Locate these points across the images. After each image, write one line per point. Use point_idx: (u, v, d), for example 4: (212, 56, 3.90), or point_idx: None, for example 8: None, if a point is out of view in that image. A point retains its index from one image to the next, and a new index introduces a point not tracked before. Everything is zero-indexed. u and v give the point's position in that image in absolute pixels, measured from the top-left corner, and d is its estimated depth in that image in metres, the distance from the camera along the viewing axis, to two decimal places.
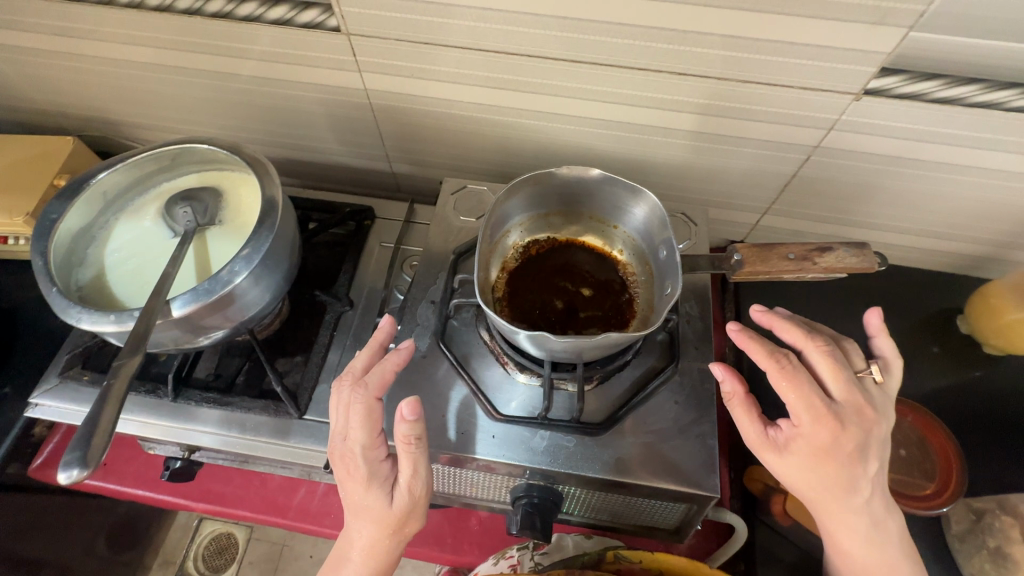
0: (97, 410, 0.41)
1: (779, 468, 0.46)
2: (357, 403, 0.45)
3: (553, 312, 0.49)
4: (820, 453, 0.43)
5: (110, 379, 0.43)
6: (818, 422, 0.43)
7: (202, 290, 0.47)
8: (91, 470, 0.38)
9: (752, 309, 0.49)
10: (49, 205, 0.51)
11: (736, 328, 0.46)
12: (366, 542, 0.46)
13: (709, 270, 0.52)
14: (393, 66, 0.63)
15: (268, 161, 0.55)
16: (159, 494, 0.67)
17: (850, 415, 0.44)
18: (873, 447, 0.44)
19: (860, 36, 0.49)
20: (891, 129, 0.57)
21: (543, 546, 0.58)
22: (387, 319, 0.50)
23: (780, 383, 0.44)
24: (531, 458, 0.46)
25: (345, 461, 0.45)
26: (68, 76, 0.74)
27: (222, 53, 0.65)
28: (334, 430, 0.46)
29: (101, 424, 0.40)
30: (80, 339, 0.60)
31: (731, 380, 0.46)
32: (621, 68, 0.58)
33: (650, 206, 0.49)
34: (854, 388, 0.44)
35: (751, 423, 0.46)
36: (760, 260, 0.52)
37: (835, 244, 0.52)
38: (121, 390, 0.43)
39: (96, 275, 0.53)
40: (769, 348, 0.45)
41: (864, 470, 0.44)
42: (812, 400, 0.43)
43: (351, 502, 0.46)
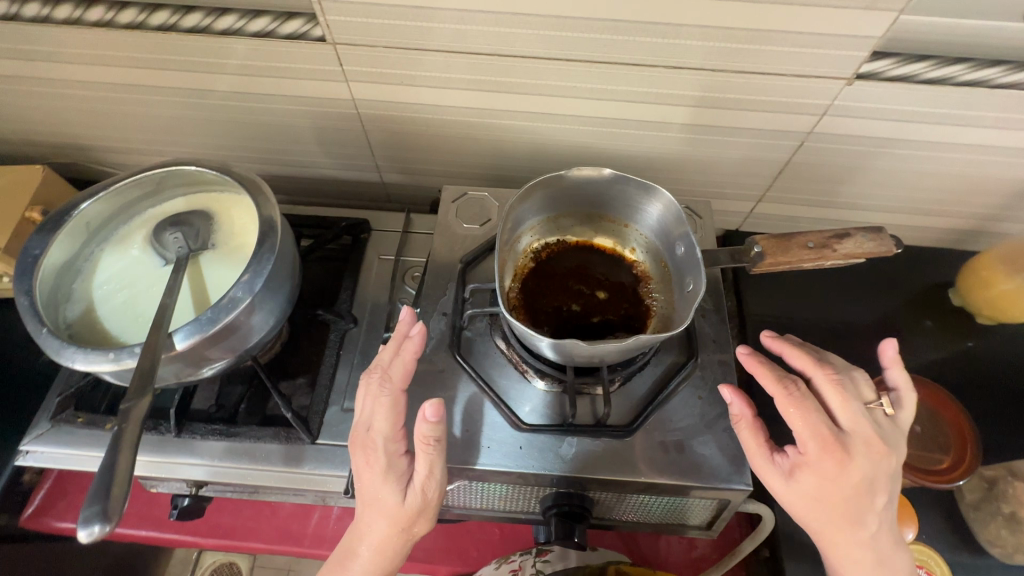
0: (111, 457, 0.39)
1: (784, 497, 0.44)
2: (382, 395, 0.44)
3: (572, 317, 0.48)
4: (826, 484, 0.42)
5: (121, 423, 0.40)
6: (825, 450, 0.42)
7: (205, 319, 0.45)
8: (114, 524, 0.36)
9: (764, 334, 0.50)
10: (30, 240, 0.48)
11: (745, 351, 0.47)
12: (375, 537, 0.45)
13: (729, 264, 0.52)
14: (381, 75, 0.61)
15: (263, 180, 0.53)
16: (165, 532, 0.64)
17: (859, 447, 0.42)
18: (880, 478, 0.42)
19: (852, 22, 0.49)
20: (882, 111, 0.58)
21: (546, 553, 0.58)
22: (407, 309, 0.48)
23: (787, 406, 0.43)
24: (561, 467, 0.45)
25: (366, 449, 0.44)
26: (31, 102, 0.70)
27: (201, 70, 0.63)
28: (356, 419, 0.46)
29: (118, 471, 0.38)
30: (70, 379, 0.57)
31: (739, 402, 0.45)
32: (615, 65, 0.58)
33: (664, 203, 0.48)
34: (863, 420, 0.43)
35: (757, 449, 0.45)
36: (781, 251, 0.52)
37: (852, 229, 0.53)
38: (134, 433, 0.40)
39: (85, 311, 0.51)
40: (776, 372, 0.45)
41: (871, 500, 0.43)
42: (818, 427, 0.42)
43: (365, 491, 0.45)
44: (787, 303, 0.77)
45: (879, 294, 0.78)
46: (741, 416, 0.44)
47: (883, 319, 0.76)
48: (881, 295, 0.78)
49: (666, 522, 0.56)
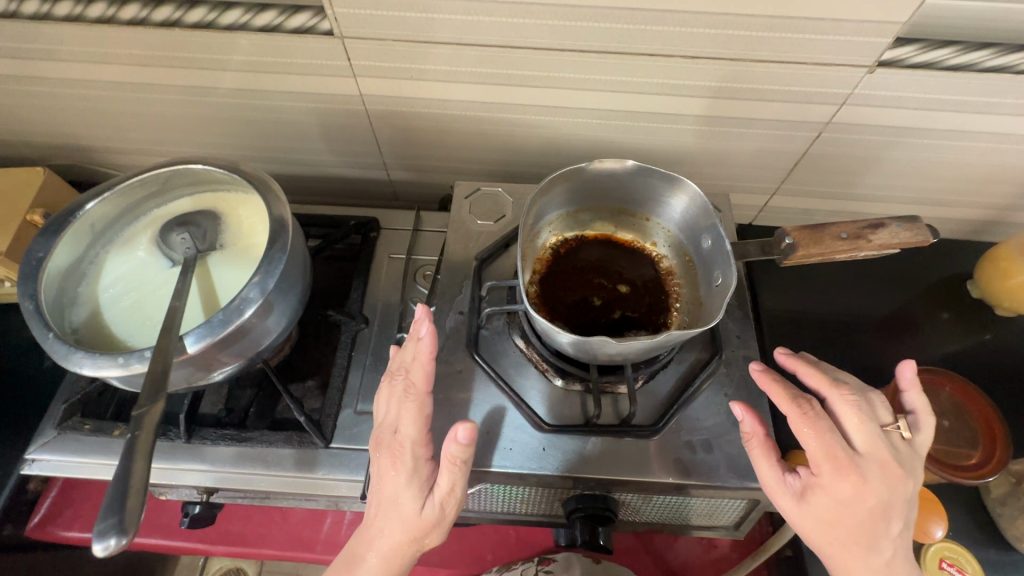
0: (125, 465, 0.37)
1: (794, 521, 0.41)
2: (409, 399, 0.43)
3: (595, 313, 0.47)
4: (839, 508, 0.40)
5: (133, 430, 0.39)
6: (838, 471, 0.40)
7: (216, 322, 0.43)
8: (131, 536, 0.34)
9: (777, 352, 0.48)
10: (34, 243, 0.47)
11: (757, 367, 0.45)
12: (388, 545, 0.43)
13: (758, 257, 0.51)
14: (391, 69, 0.60)
15: (272, 178, 0.52)
16: (174, 540, 0.63)
17: (875, 470, 0.40)
18: (897, 503, 0.40)
19: (877, 7, 0.48)
20: (903, 99, 0.57)
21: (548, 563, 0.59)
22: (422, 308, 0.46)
23: (801, 425, 0.41)
24: (586, 468, 0.44)
25: (393, 450, 0.43)
26: (32, 102, 0.68)
27: (204, 66, 0.61)
28: (381, 421, 0.45)
29: (134, 480, 0.36)
30: (75, 385, 0.56)
31: (751, 419, 0.43)
32: (630, 56, 0.56)
33: (690, 195, 0.47)
34: (879, 442, 0.41)
35: (767, 469, 0.42)
36: (813, 241, 0.51)
37: (886, 219, 0.52)
38: (148, 440, 0.39)
39: (92, 315, 0.49)
40: (790, 390, 0.43)
41: (887, 527, 0.40)
42: (832, 448, 0.40)
43: (382, 493, 0.43)
44: (803, 298, 0.76)
45: (896, 287, 0.77)
46: (752, 434, 0.42)
47: (900, 312, 0.75)
48: (897, 289, 0.77)
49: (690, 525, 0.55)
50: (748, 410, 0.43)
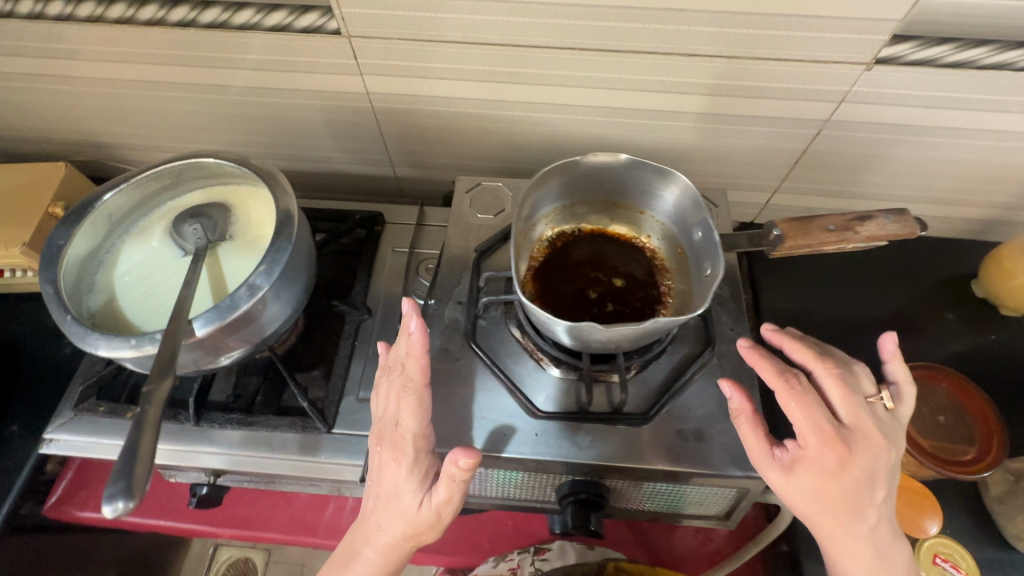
0: (134, 437, 0.39)
1: (783, 494, 0.43)
2: (409, 395, 0.44)
3: (588, 304, 0.48)
4: (826, 480, 0.41)
5: (143, 405, 0.40)
6: (824, 443, 0.41)
7: (223, 307, 0.45)
8: (137, 502, 0.36)
9: (763, 327, 0.50)
10: (55, 231, 0.49)
11: (746, 343, 0.46)
12: (386, 538, 0.45)
13: (747, 248, 0.51)
14: (396, 67, 0.62)
15: (280, 172, 0.54)
16: (183, 522, 0.65)
17: (859, 442, 0.42)
18: (881, 472, 0.42)
19: (872, 5, 0.49)
20: (903, 97, 0.57)
21: (544, 551, 0.61)
22: (409, 300, 0.45)
23: (788, 400, 0.43)
24: (578, 455, 0.45)
25: (395, 444, 0.44)
26: (55, 100, 0.71)
27: (218, 65, 0.63)
28: (383, 414, 0.46)
29: (142, 452, 0.38)
30: (92, 369, 0.58)
31: (740, 397, 0.43)
32: (630, 54, 0.57)
33: (682, 188, 0.48)
34: (863, 414, 0.43)
35: (755, 445, 0.43)
36: (801, 233, 0.52)
37: (875, 213, 0.51)
38: (156, 415, 0.40)
39: (108, 300, 0.52)
40: (778, 365, 0.44)
41: (871, 496, 0.42)
42: (819, 421, 0.42)
43: (384, 486, 0.45)
44: (803, 295, 0.76)
45: (899, 286, 0.76)
46: (740, 410, 0.43)
47: (903, 311, 0.75)
48: (900, 287, 0.76)
49: (684, 514, 0.55)
50: (737, 387, 0.43)
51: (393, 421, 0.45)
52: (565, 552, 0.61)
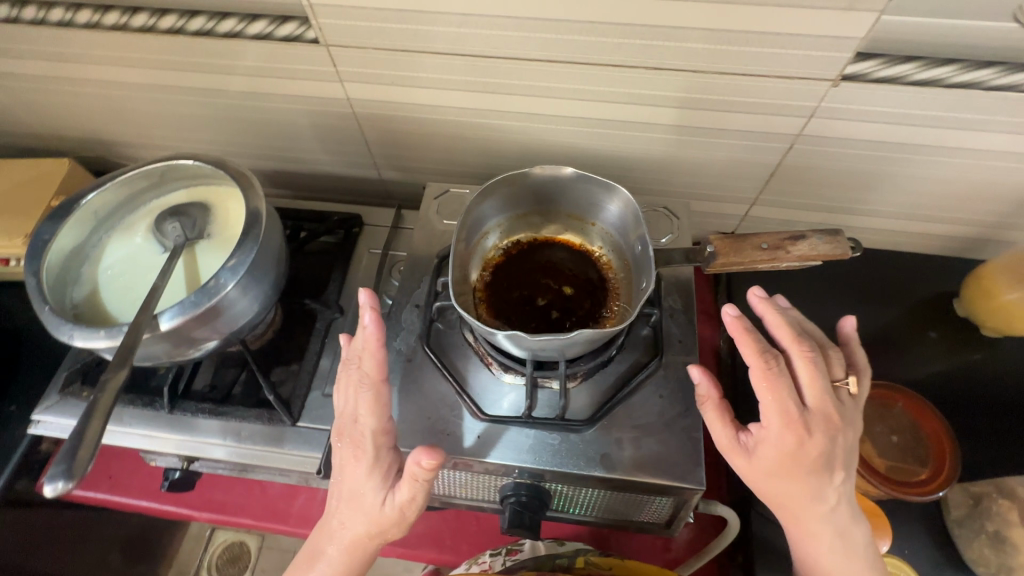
0: (83, 422, 0.42)
1: (745, 472, 0.46)
2: (366, 391, 0.45)
3: (534, 310, 0.50)
4: (786, 461, 0.44)
5: (97, 392, 0.43)
6: (787, 427, 0.43)
7: (188, 302, 0.48)
8: (76, 482, 0.39)
9: (751, 294, 0.49)
10: (41, 227, 0.53)
11: (732, 315, 0.46)
12: (351, 535, 0.46)
13: (681, 264, 0.51)
14: (375, 75, 0.64)
15: (253, 174, 0.56)
16: (162, 504, 0.68)
17: (820, 425, 0.44)
18: (838, 454, 0.44)
19: (832, 23, 0.49)
20: (873, 114, 0.57)
21: (516, 551, 0.59)
22: (366, 291, 0.45)
23: (760, 383, 0.44)
24: (517, 458, 0.47)
25: (356, 443, 0.45)
26: (61, 99, 0.76)
27: (208, 70, 0.66)
28: (343, 411, 0.47)
29: (88, 437, 0.41)
30: (79, 355, 0.62)
31: (706, 383, 0.46)
32: (598, 66, 0.58)
33: (623, 201, 0.50)
34: (827, 398, 0.45)
35: (722, 425, 0.46)
36: (734, 250, 0.51)
37: (806, 231, 0.51)
38: (108, 402, 0.43)
39: (90, 293, 0.55)
40: (758, 344, 0.45)
41: (830, 476, 0.44)
42: (785, 406, 0.43)
43: (347, 485, 0.46)
44: None
45: (879, 303, 0.76)
46: (708, 396, 0.45)
47: (880, 328, 0.74)
48: (879, 304, 0.76)
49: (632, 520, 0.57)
50: (704, 373, 0.46)
51: (353, 418, 0.46)
52: (536, 548, 0.59)
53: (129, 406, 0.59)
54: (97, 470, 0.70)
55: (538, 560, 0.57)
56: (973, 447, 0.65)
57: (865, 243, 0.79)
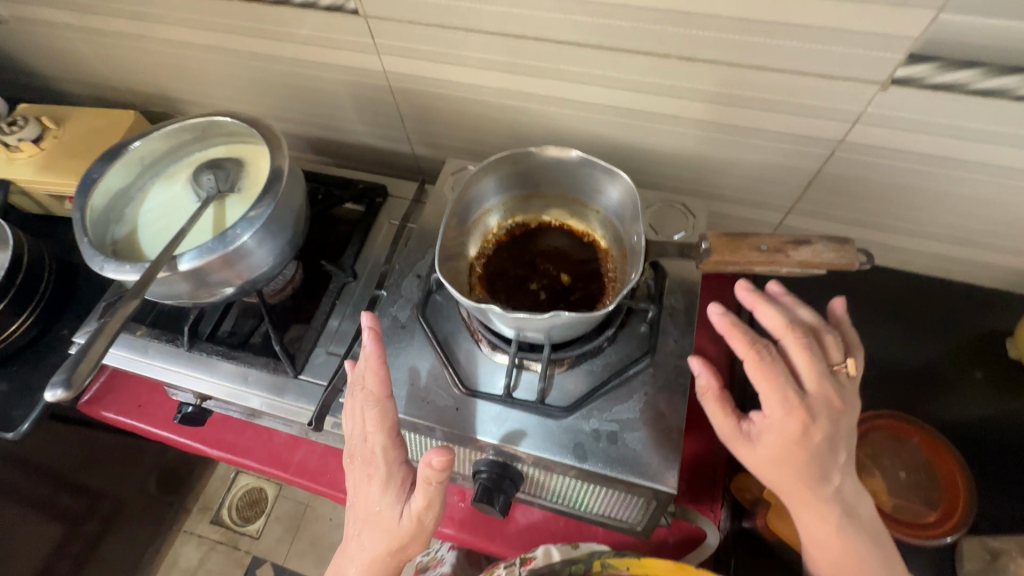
0: (91, 341, 0.46)
1: (752, 463, 0.44)
2: (371, 408, 0.47)
3: (529, 292, 0.53)
4: (791, 448, 0.41)
5: (108, 317, 0.47)
6: (789, 414, 0.41)
7: (207, 247, 0.51)
8: (73, 392, 0.42)
9: (739, 286, 0.47)
10: (92, 166, 0.58)
11: (719, 313, 0.44)
12: (371, 555, 0.46)
13: (675, 258, 0.51)
14: (408, 49, 0.65)
15: (282, 136, 0.59)
16: (180, 437, 0.74)
17: (821, 409, 0.42)
18: (842, 436, 0.42)
19: (881, 20, 0.45)
20: (924, 123, 0.52)
21: (530, 561, 0.56)
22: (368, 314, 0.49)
23: (756, 374, 0.42)
24: (491, 433, 0.48)
25: (367, 460, 0.47)
26: (133, 56, 0.82)
27: (258, 35, 0.70)
28: (352, 432, 0.48)
29: (91, 353, 0.45)
30: (119, 289, 0.68)
31: (706, 374, 0.44)
32: (626, 53, 0.56)
33: (626, 189, 0.51)
34: (826, 381, 0.43)
35: (723, 417, 0.45)
36: (730, 249, 0.49)
37: (813, 237, 0.48)
38: (115, 326, 0.47)
39: (129, 232, 0.60)
40: (748, 336, 0.43)
41: (835, 459, 0.42)
42: (785, 393, 0.41)
43: (363, 506, 0.47)
44: None
45: (917, 332, 0.70)
46: (708, 387, 0.44)
47: (914, 360, 0.69)
48: (918, 335, 0.70)
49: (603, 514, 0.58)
50: (705, 364, 0.45)
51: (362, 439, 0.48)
52: (550, 554, 0.57)
53: (154, 340, 0.64)
54: (130, 398, 0.77)
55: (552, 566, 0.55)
56: (1000, 500, 0.60)
57: (912, 268, 0.73)
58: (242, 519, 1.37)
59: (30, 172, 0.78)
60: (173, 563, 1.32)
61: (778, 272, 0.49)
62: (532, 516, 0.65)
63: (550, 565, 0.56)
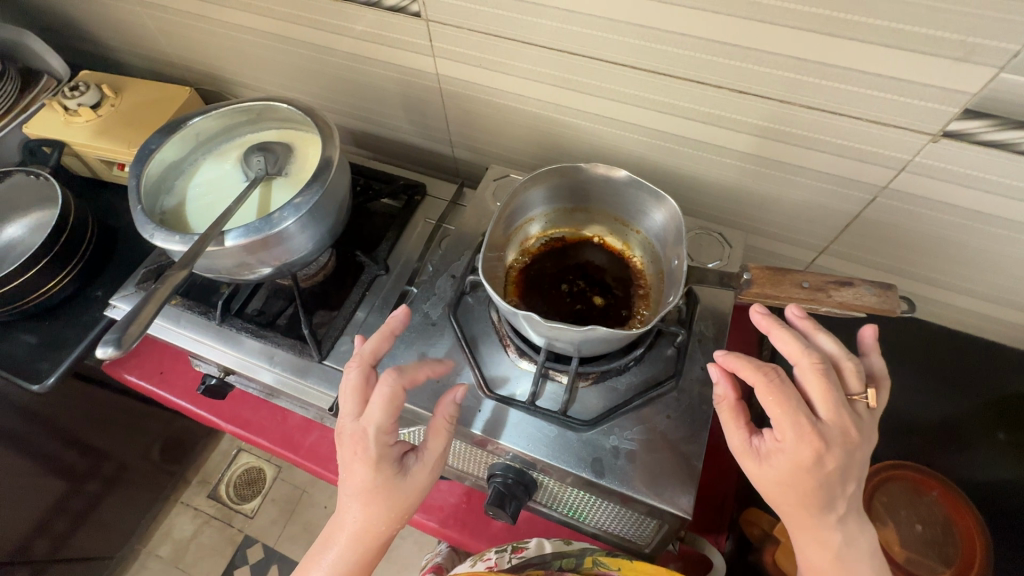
0: (141, 304, 0.48)
1: (756, 478, 0.43)
2: (383, 387, 0.45)
3: (564, 304, 0.54)
4: (800, 474, 0.40)
5: (158, 283, 0.49)
6: (802, 441, 0.40)
7: (253, 227, 0.52)
8: (122, 351, 0.44)
9: (753, 309, 0.45)
10: (151, 137, 0.60)
11: (721, 353, 0.45)
12: (360, 526, 0.46)
13: (715, 285, 0.51)
14: (465, 55, 0.66)
15: (335, 127, 0.61)
16: (196, 407, 0.76)
17: (836, 438, 0.40)
18: (854, 468, 0.41)
19: (940, 73, 0.45)
20: (974, 179, 0.52)
21: (522, 550, 0.57)
22: (403, 309, 0.50)
23: (768, 399, 0.41)
24: (510, 439, 0.48)
25: (357, 440, 0.45)
26: (196, 36, 0.85)
27: (320, 26, 0.72)
28: (343, 411, 0.46)
29: (141, 316, 0.47)
30: (158, 258, 0.70)
31: (725, 383, 0.44)
32: (678, 80, 0.57)
33: (670, 213, 0.53)
34: (843, 411, 0.41)
35: (735, 429, 0.44)
36: (771, 283, 0.50)
37: (857, 280, 0.49)
38: (165, 293, 0.49)
39: (178, 203, 0.62)
40: (755, 360, 0.42)
41: (843, 489, 0.41)
42: (798, 418, 0.40)
43: (351, 481, 0.45)
44: None
45: (940, 386, 0.70)
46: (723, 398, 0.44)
47: (935, 414, 0.68)
48: (942, 389, 0.70)
49: (606, 531, 0.59)
50: (724, 373, 0.44)
51: (352, 416, 0.46)
52: (543, 546, 0.57)
53: (186, 311, 0.65)
54: (153, 365, 0.79)
55: (543, 563, 0.55)
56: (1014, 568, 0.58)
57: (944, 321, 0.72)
58: (238, 496, 1.38)
59: (85, 136, 0.81)
60: (167, 532, 1.34)
61: (819, 310, 0.49)
62: (532, 524, 0.65)
63: (541, 557, 0.56)
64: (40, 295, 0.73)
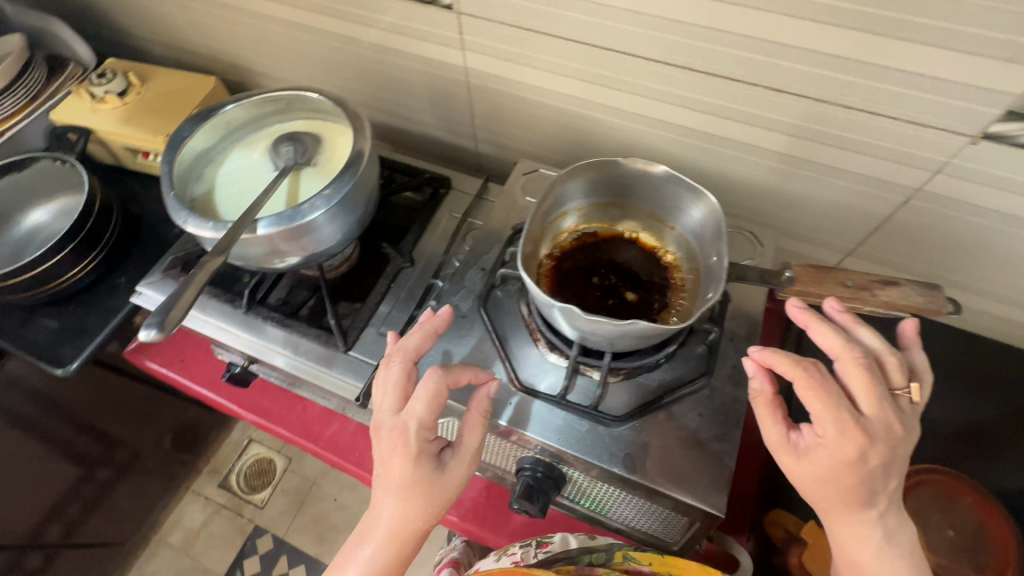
0: (180, 290, 0.48)
1: (794, 474, 0.43)
2: (429, 382, 0.45)
3: (597, 299, 0.54)
4: (842, 469, 0.40)
5: (196, 270, 0.49)
6: (845, 436, 0.39)
7: (285, 216, 0.53)
8: (163, 335, 0.45)
9: (791, 303, 0.45)
10: (183, 125, 0.60)
11: (757, 348, 0.44)
12: (396, 522, 0.46)
13: (754, 284, 0.51)
14: (494, 49, 0.66)
15: (366, 118, 0.61)
16: (217, 395, 0.76)
17: (879, 434, 0.40)
18: (897, 463, 0.41)
19: (984, 73, 0.45)
20: (1012, 182, 0.52)
21: (548, 545, 0.57)
22: (447, 308, 0.51)
23: (809, 394, 0.40)
24: (542, 433, 0.48)
25: (397, 435, 0.45)
26: (222, 25, 0.85)
27: (349, 18, 0.72)
28: (382, 405, 0.46)
29: (180, 302, 0.47)
30: (184, 246, 0.71)
31: (763, 378, 0.44)
32: (712, 77, 0.57)
33: (708, 210, 0.52)
34: (886, 405, 0.41)
35: (772, 423, 0.43)
36: (816, 282, 0.50)
37: (902, 281, 0.50)
38: (202, 280, 0.49)
39: (209, 191, 0.62)
40: (794, 355, 0.42)
41: (885, 484, 0.41)
42: (840, 414, 0.40)
43: (389, 476, 0.45)
44: None
45: (966, 391, 0.69)
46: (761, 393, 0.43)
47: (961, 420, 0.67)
48: (967, 395, 0.69)
49: (630, 528, 0.58)
50: (761, 367, 0.44)
51: (391, 411, 0.46)
52: (568, 541, 0.58)
53: (213, 299, 0.66)
54: (174, 352, 0.79)
55: (572, 558, 0.55)
56: None
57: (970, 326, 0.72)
58: (248, 486, 1.39)
59: (111, 123, 0.81)
60: (177, 521, 1.35)
61: (864, 310, 0.50)
62: (553, 521, 0.65)
63: (568, 552, 0.56)
64: (65, 280, 0.74)
